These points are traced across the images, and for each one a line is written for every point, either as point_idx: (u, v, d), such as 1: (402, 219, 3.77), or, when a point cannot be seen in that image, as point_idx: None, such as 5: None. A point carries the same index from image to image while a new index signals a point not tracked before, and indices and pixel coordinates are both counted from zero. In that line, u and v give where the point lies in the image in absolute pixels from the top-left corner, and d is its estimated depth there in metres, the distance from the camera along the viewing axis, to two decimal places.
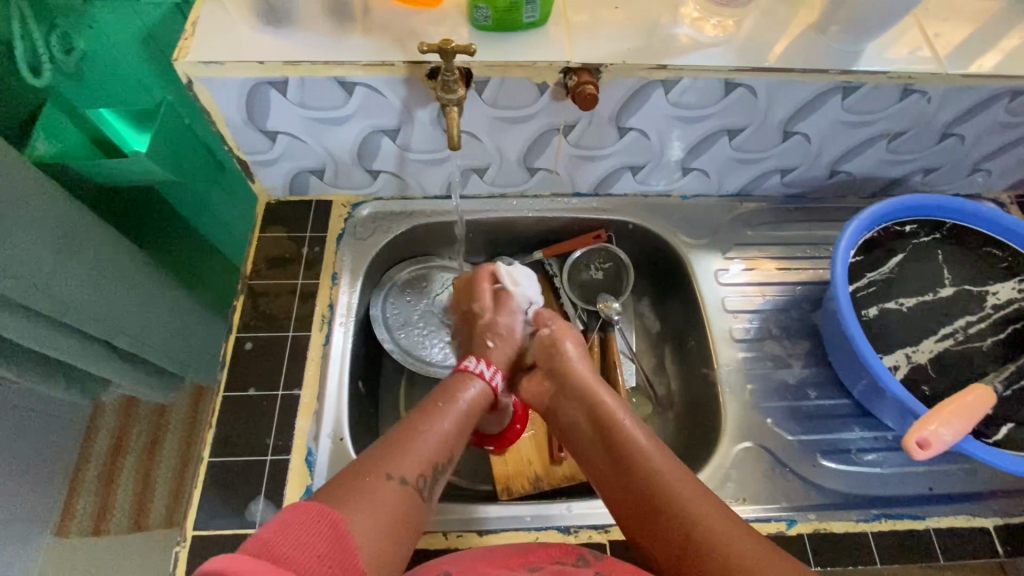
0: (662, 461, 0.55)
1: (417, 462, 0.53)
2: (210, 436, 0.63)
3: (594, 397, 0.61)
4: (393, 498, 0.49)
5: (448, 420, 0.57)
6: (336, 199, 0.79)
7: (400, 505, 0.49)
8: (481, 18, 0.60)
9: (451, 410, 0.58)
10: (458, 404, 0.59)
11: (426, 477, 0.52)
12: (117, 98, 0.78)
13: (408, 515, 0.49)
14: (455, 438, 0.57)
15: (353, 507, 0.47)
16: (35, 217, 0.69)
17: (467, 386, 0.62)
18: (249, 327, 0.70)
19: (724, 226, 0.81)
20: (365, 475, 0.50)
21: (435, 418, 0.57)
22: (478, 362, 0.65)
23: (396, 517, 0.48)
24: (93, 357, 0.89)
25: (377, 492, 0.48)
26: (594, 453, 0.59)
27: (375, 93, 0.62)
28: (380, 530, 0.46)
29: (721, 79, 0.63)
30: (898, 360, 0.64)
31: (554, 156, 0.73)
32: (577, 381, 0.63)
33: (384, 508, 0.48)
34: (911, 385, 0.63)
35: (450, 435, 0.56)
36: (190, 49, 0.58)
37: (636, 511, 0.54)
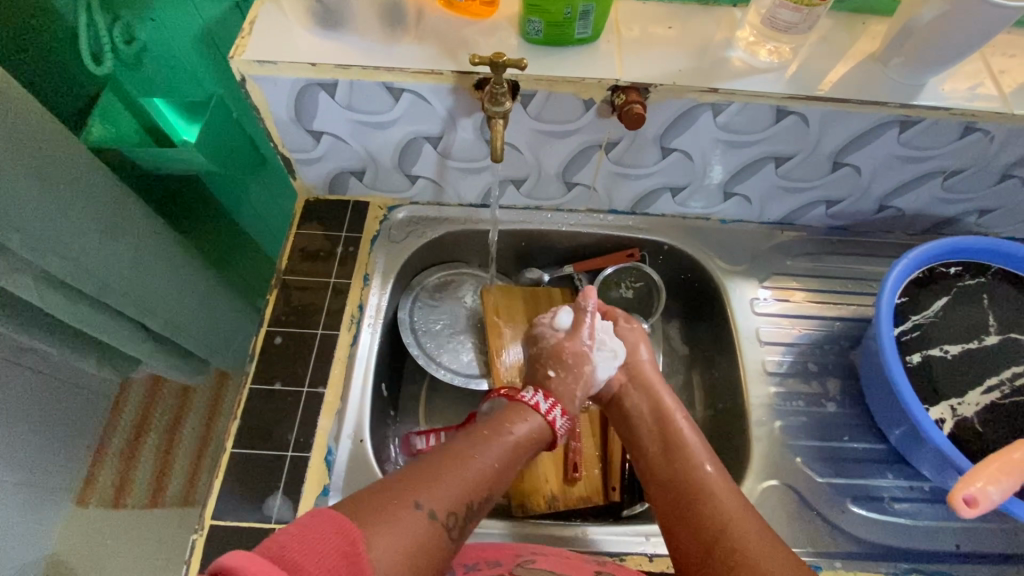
0: (711, 466, 0.59)
1: (449, 496, 0.49)
2: (235, 427, 0.64)
3: (660, 393, 0.67)
4: (419, 530, 0.46)
5: (493, 455, 0.55)
6: (373, 201, 0.79)
7: (424, 541, 0.45)
8: (533, 32, 0.59)
9: (496, 445, 0.56)
10: (503, 438, 0.57)
11: (456, 517, 0.49)
12: (171, 90, 0.81)
13: (430, 552, 0.45)
14: (495, 473, 0.54)
15: (376, 531, 0.43)
16: (87, 200, 0.72)
17: (520, 419, 0.60)
18: (279, 321, 0.71)
19: (762, 254, 0.79)
20: (393, 499, 0.47)
21: (477, 452, 0.55)
22: (535, 394, 0.64)
23: (418, 548, 0.45)
24: (130, 338, 0.92)
25: (403, 519, 0.45)
26: (647, 442, 0.64)
27: (422, 100, 0.62)
28: (401, 558, 0.43)
29: (772, 106, 0.61)
30: (943, 412, 0.61)
31: (593, 172, 0.73)
32: (649, 380, 0.68)
33: (407, 539, 0.44)
34: (957, 442, 0.60)
35: (490, 474, 0.54)
36: (246, 47, 0.59)
37: (677, 496, 0.58)
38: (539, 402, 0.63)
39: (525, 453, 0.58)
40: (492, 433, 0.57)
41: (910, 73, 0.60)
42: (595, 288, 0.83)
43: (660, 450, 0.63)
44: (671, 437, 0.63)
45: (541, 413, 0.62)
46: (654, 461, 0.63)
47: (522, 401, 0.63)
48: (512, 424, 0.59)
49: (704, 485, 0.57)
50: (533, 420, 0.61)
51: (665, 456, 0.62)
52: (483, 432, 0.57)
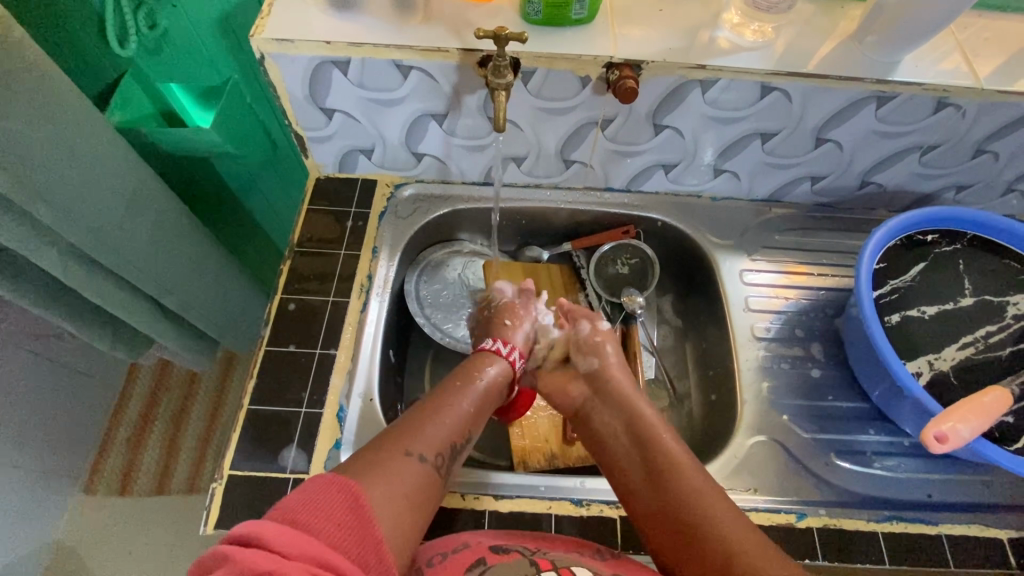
0: (701, 480, 0.56)
1: (433, 442, 0.55)
2: (251, 386, 0.67)
3: (632, 407, 0.65)
4: (412, 473, 0.51)
5: (466, 401, 0.61)
6: (380, 179, 0.83)
7: (419, 478, 0.51)
8: (533, 13, 0.64)
9: (469, 390, 0.62)
10: (475, 383, 0.63)
11: (442, 456, 0.55)
12: (189, 77, 0.85)
13: (426, 489, 0.52)
14: (473, 417, 0.61)
15: (371, 482, 0.48)
16: (110, 174, 0.76)
17: (484, 367, 0.66)
18: (292, 290, 0.74)
19: (752, 228, 0.83)
20: (383, 453, 0.51)
21: (453, 398, 0.61)
22: (495, 341, 0.70)
23: (415, 487, 0.50)
24: (145, 315, 0.95)
25: (397, 466, 0.50)
26: (627, 463, 0.61)
27: (429, 78, 0.67)
28: (399, 497, 0.48)
29: (757, 83, 0.66)
30: (921, 366, 0.65)
31: (590, 150, 0.77)
32: (618, 390, 0.67)
33: (402, 479, 0.50)
34: (933, 391, 0.63)
35: (467, 416, 0.60)
36: (265, 27, 0.63)
37: (673, 524, 0.54)
38: (498, 348, 0.69)
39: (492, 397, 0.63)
40: (462, 382, 0.63)
41: (885, 49, 0.64)
42: (593, 264, 0.86)
43: (645, 474, 0.58)
44: (654, 457, 0.59)
45: (501, 356, 0.68)
46: (635, 486, 0.58)
47: (485, 348, 0.69)
48: (480, 370, 0.65)
49: (695, 509, 0.54)
50: (497, 364, 0.67)
51: (650, 480, 0.58)
52: (453, 381, 0.63)
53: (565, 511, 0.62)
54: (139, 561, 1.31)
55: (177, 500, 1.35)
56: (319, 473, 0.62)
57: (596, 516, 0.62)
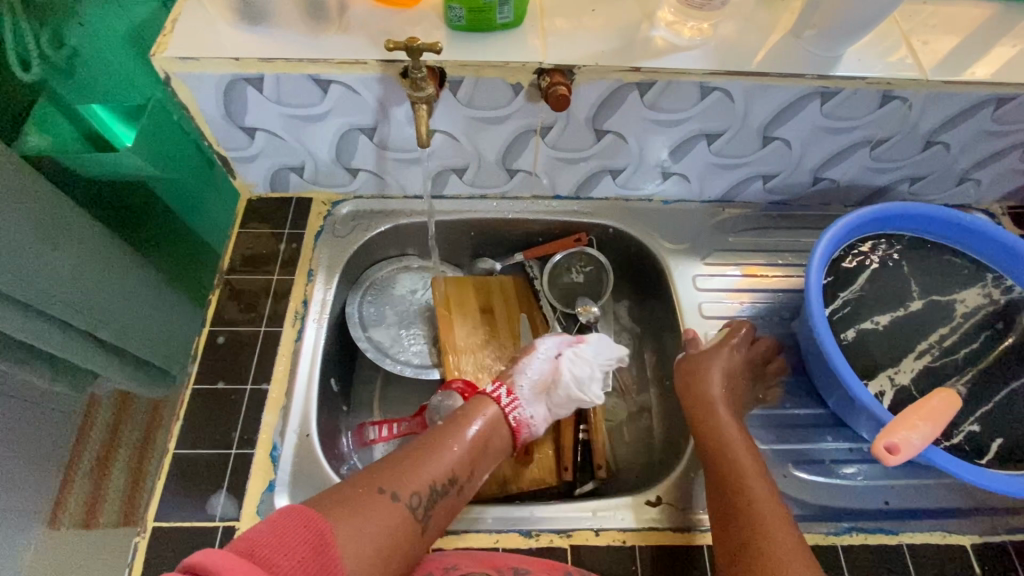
0: (776, 520, 0.53)
1: (415, 482, 0.55)
2: (177, 428, 0.63)
3: (729, 434, 0.61)
4: (385, 514, 0.52)
5: (457, 443, 0.60)
6: (316, 197, 0.79)
7: (396, 524, 0.52)
8: (455, 18, 0.60)
9: (458, 432, 0.61)
10: (468, 426, 0.62)
11: (420, 497, 0.54)
12: (108, 96, 0.79)
13: (401, 534, 0.52)
14: (465, 459, 0.59)
15: (342, 516, 0.49)
16: (14, 208, 0.70)
17: (479, 411, 0.64)
18: (222, 321, 0.70)
19: (706, 231, 0.80)
20: (360, 488, 0.53)
21: (444, 442, 0.60)
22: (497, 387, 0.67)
23: (384, 530, 0.51)
24: (82, 348, 0.90)
25: (371, 505, 0.51)
26: (718, 500, 0.57)
27: (351, 91, 0.63)
28: (365, 537, 0.49)
29: (696, 83, 0.63)
30: (882, 385, 0.62)
31: (532, 158, 0.74)
32: (710, 421, 0.63)
33: (373, 523, 0.50)
34: (896, 411, 0.61)
35: (455, 460, 0.59)
36: (168, 45, 0.59)
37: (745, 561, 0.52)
38: (500, 395, 0.66)
39: (487, 440, 0.62)
40: (451, 422, 0.62)
41: (825, 44, 0.62)
42: (547, 274, 0.83)
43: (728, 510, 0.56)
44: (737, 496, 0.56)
45: (493, 399, 0.66)
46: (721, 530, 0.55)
47: (484, 394, 0.66)
48: (473, 415, 0.63)
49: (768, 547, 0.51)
50: (491, 408, 0.64)
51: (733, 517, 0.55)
52: (443, 424, 0.62)
53: (513, 544, 0.59)
54: None
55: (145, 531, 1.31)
56: (250, 519, 0.58)
57: (545, 548, 0.59)
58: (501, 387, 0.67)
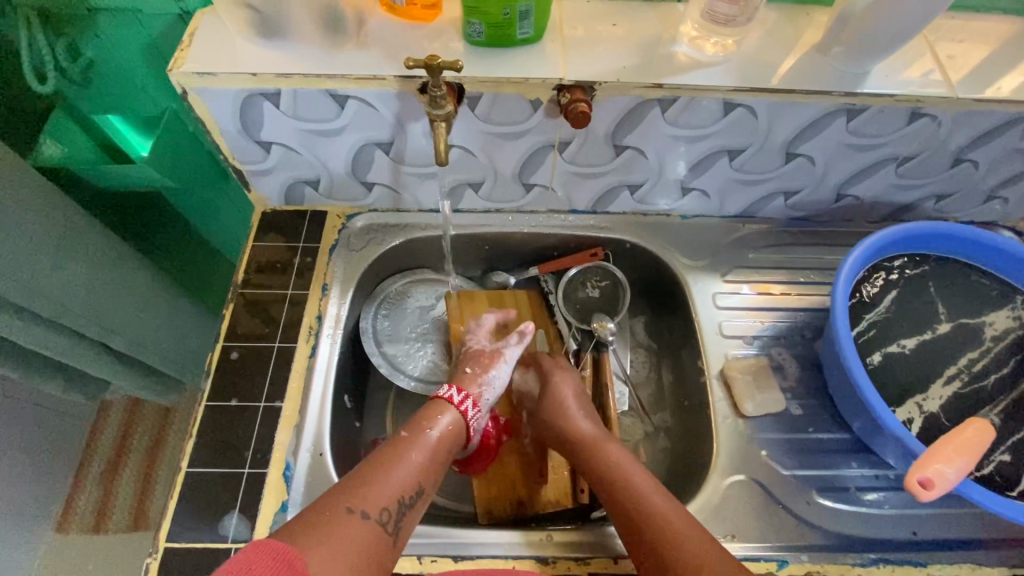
0: (701, 545, 0.51)
1: (382, 496, 0.52)
2: (190, 446, 0.62)
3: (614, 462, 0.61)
4: (356, 534, 0.48)
5: (418, 454, 0.57)
6: (331, 210, 0.78)
7: (366, 544, 0.48)
8: (474, 34, 0.59)
9: (420, 442, 0.59)
10: (427, 434, 0.60)
11: (389, 511, 0.51)
12: (124, 107, 0.80)
13: (375, 552, 0.49)
14: (427, 470, 0.57)
15: (312, 543, 0.45)
16: (31, 221, 0.70)
17: (435, 419, 0.62)
18: (235, 336, 0.69)
19: (725, 247, 0.79)
20: (326, 510, 0.49)
21: (403, 452, 0.57)
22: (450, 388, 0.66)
23: (357, 550, 0.47)
24: (96, 359, 0.91)
25: (342, 528, 0.48)
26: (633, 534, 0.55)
27: (369, 106, 0.62)
28: (340, 562, 0.45)
29: (719, 99, 0.61)
30: (911, 412, 0.60)
31: (549, 172, 0.72)
32: (599, 455, 0.62)
33: (343, 546, 0.47)
34: (926, 439, 0.59)
35: (416, 469, 0.56)
36: (185, 60, 0.58)
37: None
38: (453, 395, 0.65)
39: (446, 448, 0.60)
40: (411, 434, 0.59)
41: (852, 60, 0.60)
42: (562, 289, 0.81)
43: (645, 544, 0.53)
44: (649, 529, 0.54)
45: (456, 408, 0.64)
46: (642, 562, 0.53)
47: (439, 398, 0.65)
48: (432, 424, 0.61)
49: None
50: (449, 415, 0.63)
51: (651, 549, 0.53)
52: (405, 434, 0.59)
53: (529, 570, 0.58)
54: None
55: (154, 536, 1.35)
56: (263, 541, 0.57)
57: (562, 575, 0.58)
58: (466, 397, 0.65)
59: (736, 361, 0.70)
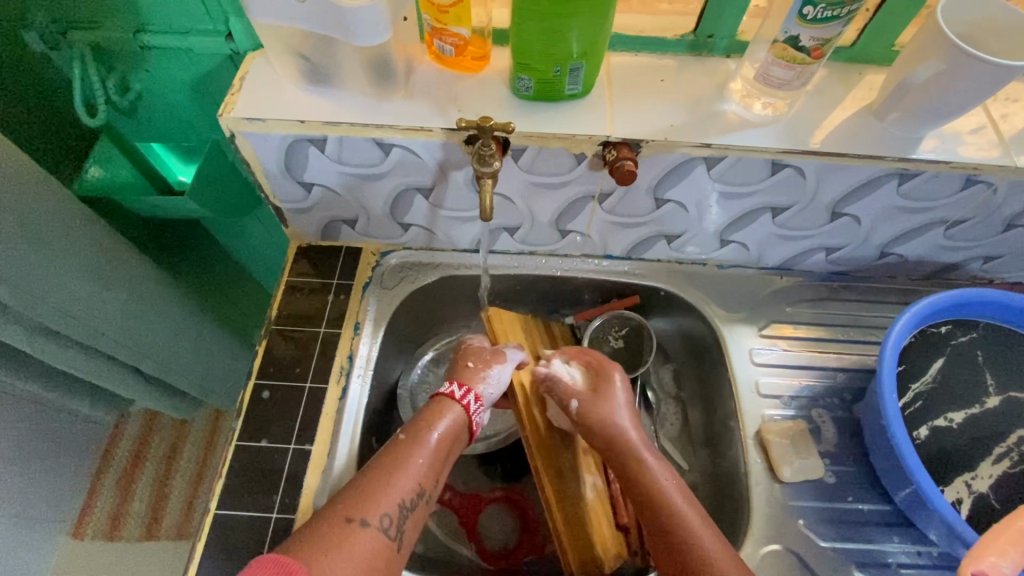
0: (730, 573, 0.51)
1: (384, 504, 0.52)
2: (219, 487, 0.62)
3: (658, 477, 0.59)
4: (359, 546, 0.49)
5: (418, 458, 0.56)
6: (365, 246, 0.79)
7: (375, 553, 0.49)
8: (523, 88, 0.59)
9: (418, 445, 0.57)
10: (425, 436, 0.58)
11: (389, 518, 0.52)
12: (167, 136, 0.81)
13: (380, 561, 0.49)
14: (427, 472, 0.56)
15: (319, 561, 0.46)
16: (74, 250, 0.71)
17: (438, 417, 0.60)
18: (268, 373, 0.69)
19: (762, 300, 0.77)
20: (329, 523, 0.49)
21: (404, 458, 0.56)
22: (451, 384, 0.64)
23: (364, 564, 0.48)
24: (124, 380, 0.91)
25: (345, 543, 0.48)
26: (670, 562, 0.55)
27: (413, 154, 0.62)
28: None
29: (767, 160, 0.60)
30: (959, 491, 0.59)
31: (587, 221, 0.72)
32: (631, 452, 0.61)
33: (347, 559, 0.47)
34: (973, 521, 0.57)
35: (416, 474, 0.55)
36: (235, 105, 0.59)
37: None
38: (454, 391, 0.63)
39: (444, 449, 0.59)
40: (407, 437, 0.58)
41: (907, 126, 0.59)
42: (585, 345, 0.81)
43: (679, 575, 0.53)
44: (687, 565, 0.53)
45: (460, 403, 0.62)
46: None
47: (442, 394, 0.63)
48: (432, 422, 0.60)
49: None
50: (451, 413, 0.61)
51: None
52: (401, 438, 0.58)
53: None
54: None
55: (167, 548, 1.37)
56: None
57: None
58: (469, 392, 0.63)
59: (772, 423, 0.68)
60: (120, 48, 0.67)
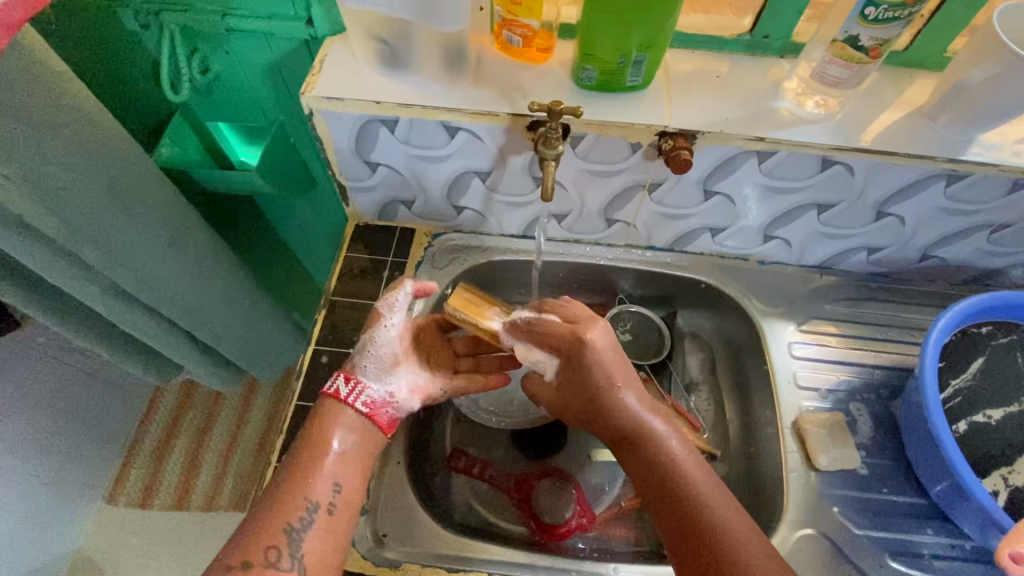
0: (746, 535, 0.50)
1: (281, 521, 0.52)
2: (280, 442, 0.66)
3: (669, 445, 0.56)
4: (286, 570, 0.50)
5: (312, 467, 0.55)
6: (418, 228, 0.82)
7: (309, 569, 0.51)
8: (586, 79, 0.62)
9: (313, 447, 0.56)
10: (320, 438, 0.57)
11: (298, 532, 0.52)
12: (237, 117, 0.86)
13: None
14: (331, 471, 0.56)
15: None
16: (152, 216, 0.76)
17: (333, 416, 0.58)
18: (326, 341, 0.73)
19: (802, 297, 0.79)
20: (258, 552, 0.50)
21: (301, 468, 0.55)
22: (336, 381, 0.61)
23: None
24: (179, 346, 0.97)
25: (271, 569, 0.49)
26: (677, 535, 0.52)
27: (476, 138, 0.65)
28: None
29: (818, 156, 0.62)
30: (996, 484, 0.60)
31: (635, 210, 0.74)
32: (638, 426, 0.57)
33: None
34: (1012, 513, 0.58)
35: (323, 480, 0.55)
36: (316, 84, 0.63)
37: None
38: (340, 389, 0.60)
39: (351, 447, 0.57)
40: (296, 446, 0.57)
41: (958, 128, 0.61)
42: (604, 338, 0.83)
43: (688, 546, 0.51)
44: (695, 535, 0.51)
45: (350, 404, 0.59)
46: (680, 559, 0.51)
47: (327, 393, 0.60)
48: (323, 424, 0.57)
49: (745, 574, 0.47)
50: (342, 413, 0.58)
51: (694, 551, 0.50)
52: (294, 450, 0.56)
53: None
54: None
55: (196, 517, 1.40)
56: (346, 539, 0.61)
57: None
58: (354, 389, 0.59)
59: (810, 414, 0.70)
60: (207, 30, 0.72)
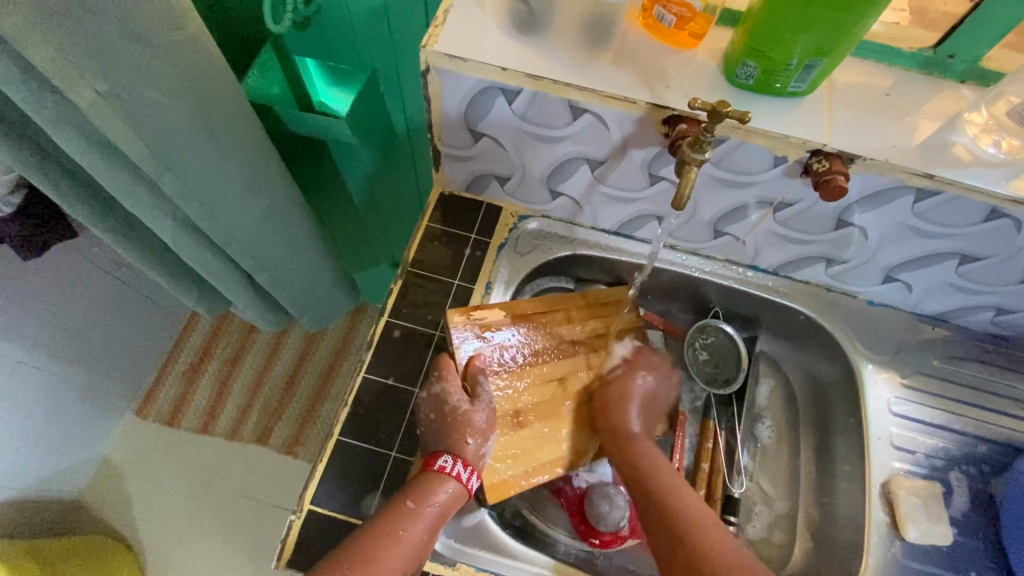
0: None
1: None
2: (344, 416, 0.64)
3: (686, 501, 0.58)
4: None
5: (412, 533, 0.54)
6: (506, 206, 0.76)
7: None
8: (743, 76, 0.55)
9: (416, 519, 0.55)
10: (426, 510, 0.56)
11: None
12: (331, 56, 0.80)
13: None
14: (425, 542, 0.55)
15: None
16: (235, 155, 0.71)
17: (436, 491, 0.57)
18: (399, 314, 0.70)
19: (910, 348, 0.72)
20: None
21: (399, 528, 0.54)
22: (456, 463, 0.58)
23: None
24: (234, 284, 0.95)
25: None
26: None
27: (602, 124, 0.59)
28: None
29: (988, 207, 0.55)
30: None
31: (750, 227, 0.68)
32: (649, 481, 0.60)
33: None
34: None
35: (415, 547, 0.54)
36: (439, 39, 0.57)
37: None
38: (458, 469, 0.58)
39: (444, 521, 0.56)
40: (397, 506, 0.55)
41: None
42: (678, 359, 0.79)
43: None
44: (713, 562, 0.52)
45: (456, 475, 0.57)
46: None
47: (438, 464, 0.58)
48: (431, 493, 0.57)
49: None
50: (448, 485, 0.57)
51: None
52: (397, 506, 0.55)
53: None
54: (178, 498, 1.38)
55: (220, 444, 1.42)
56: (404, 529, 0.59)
57: None
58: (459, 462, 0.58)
59: (904, 478, 0.65)
60: None
